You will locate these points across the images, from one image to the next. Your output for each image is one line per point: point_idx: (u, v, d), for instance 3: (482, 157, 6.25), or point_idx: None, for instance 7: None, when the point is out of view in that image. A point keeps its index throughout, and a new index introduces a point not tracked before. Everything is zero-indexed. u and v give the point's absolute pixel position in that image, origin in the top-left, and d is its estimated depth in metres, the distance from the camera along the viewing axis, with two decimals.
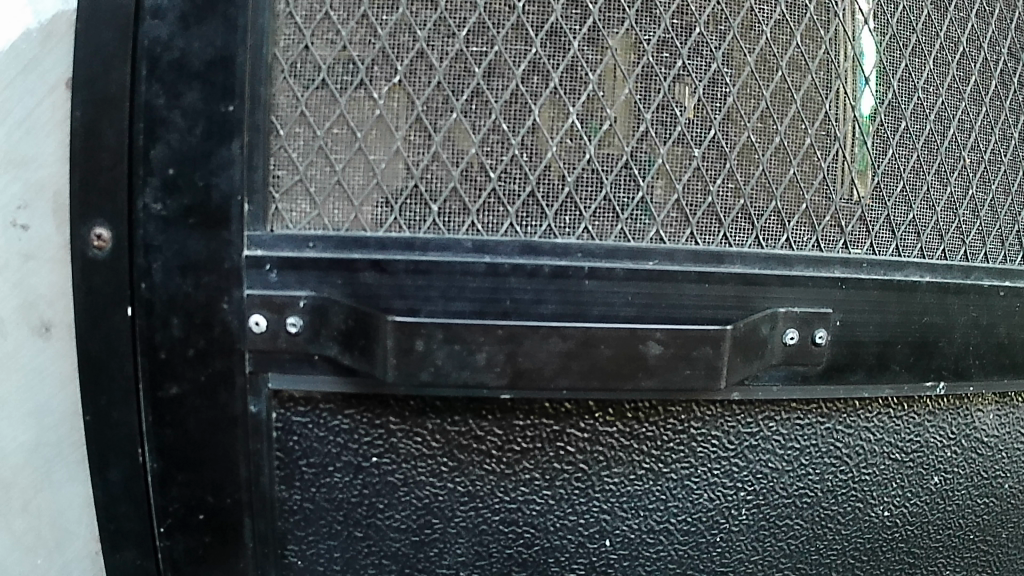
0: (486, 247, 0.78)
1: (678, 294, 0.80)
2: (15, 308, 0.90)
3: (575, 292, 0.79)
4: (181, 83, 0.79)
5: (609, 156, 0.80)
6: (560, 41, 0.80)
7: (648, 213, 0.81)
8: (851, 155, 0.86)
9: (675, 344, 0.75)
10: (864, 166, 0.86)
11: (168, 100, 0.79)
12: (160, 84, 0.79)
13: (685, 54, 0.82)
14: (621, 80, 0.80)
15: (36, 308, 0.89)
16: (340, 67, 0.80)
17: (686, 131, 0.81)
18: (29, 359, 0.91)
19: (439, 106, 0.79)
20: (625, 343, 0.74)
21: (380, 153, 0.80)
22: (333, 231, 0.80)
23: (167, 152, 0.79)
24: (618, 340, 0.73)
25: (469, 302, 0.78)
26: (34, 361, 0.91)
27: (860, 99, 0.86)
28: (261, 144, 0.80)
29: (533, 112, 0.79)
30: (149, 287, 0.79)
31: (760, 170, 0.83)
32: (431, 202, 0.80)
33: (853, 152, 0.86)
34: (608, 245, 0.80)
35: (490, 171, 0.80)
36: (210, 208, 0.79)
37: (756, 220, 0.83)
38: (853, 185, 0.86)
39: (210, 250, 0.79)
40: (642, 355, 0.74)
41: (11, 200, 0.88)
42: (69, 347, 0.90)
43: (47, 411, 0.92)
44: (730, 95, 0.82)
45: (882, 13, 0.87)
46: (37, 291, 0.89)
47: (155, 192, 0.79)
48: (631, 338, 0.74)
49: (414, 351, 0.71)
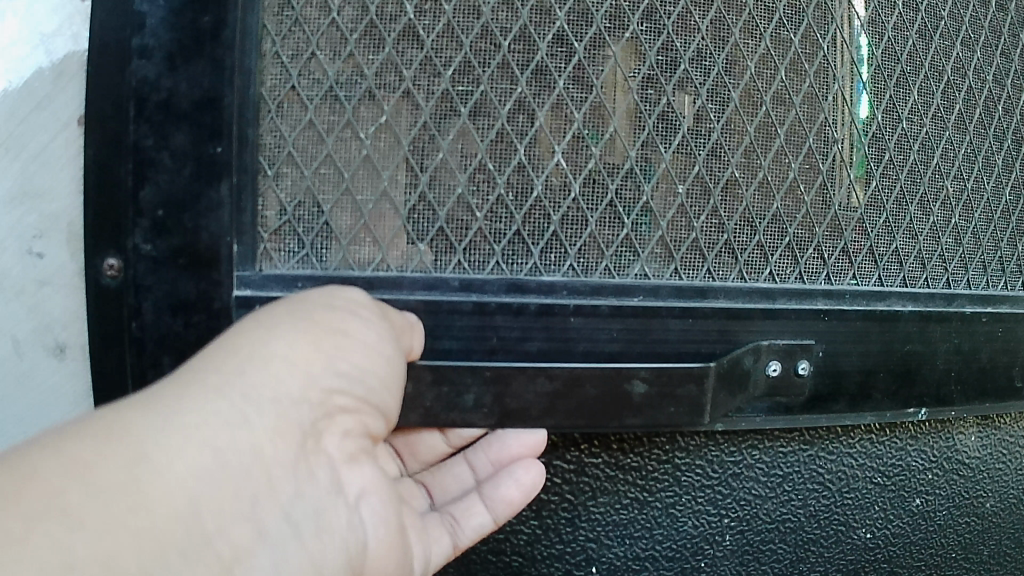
0: (473, 286, 0.80)
1: (663, 329, 0.82)
2: (29, 332, 0.88)
3: (562, 330, 0.80)
4: (170, 123, 0.79)
5: (594, 194, 0.81)
6: (546, 79, 0.80)
7: (648, 225, 0.82)
8: (850, 160, 0.88)
9: (658, 382, 0.78)
10: (863, 169, 0.88)
11: (157, 140, 0.79)
12: (148, 124, 0.79)
13: (670, 90, 0.82)
14: (606, 118, 0.81)
15: (49, 333, 0.88)
16: (327, 106, 0.81)
17: (670, 167, 0.82)
18: (44, 380, 0.89)
19: (427, 144, 0.80)
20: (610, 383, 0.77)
21: (368, 193, 0.81)
22: (321, 271, 0.81)
23: (157, 192, 0.79)
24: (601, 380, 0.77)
25: (457, 339, 0.79)
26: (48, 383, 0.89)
27: (858, 104, 0.88)
28: (250, 184, 0.81)
29: (519, 151, 0.80)
30: (141, 323, 0.81)
31: (744, 206, 0.84)
32: (418, 242, 0.81)
33: (851, 158, 0.88)
34: (593, 281, 0.81)
35: (475, 209, 0.80)
36: (199, 249, 0.79)
37: (739, 254, 0.84)
38: (853, 187, 0.88)
39: (200, 291, 0.80)
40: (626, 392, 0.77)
41: (25, 229, 0.86)
42: (82, 372, 0.89)
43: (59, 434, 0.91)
44: (715, 131, 0.83)
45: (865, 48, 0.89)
46: (51, 316, 0.88)
47: (144, 232, 0.80)
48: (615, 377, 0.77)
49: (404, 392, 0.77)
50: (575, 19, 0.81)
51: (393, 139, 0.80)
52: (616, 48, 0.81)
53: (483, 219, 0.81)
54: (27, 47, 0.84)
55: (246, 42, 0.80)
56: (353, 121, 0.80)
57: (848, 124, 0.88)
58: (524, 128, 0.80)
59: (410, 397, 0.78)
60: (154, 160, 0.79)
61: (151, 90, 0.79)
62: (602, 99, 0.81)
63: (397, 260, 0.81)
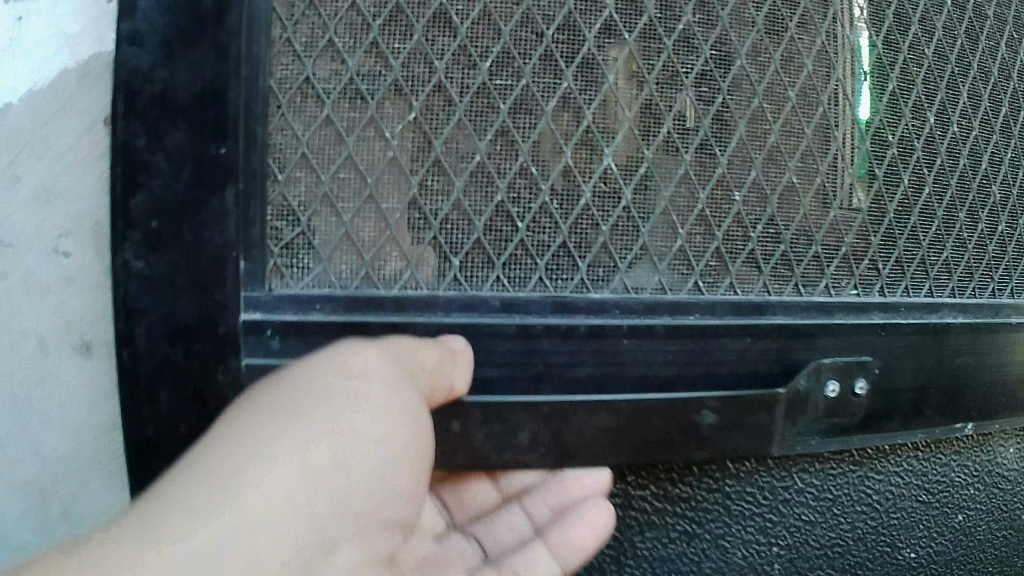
0: (516, 306, 0.71)
1: (719, 349, 0.75)
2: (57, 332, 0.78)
3: (614, 353, 0.72)
4: (165, 122, 0.69)
5: (646, 202, 0.73)
6: (593, 73, 0.72)
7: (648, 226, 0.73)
8: (850, 162, 0.80)
9: (728, 410, 0.75)
10: (863, 171, 0.80)
11: (149, 141, 0.69)
12: (141, 123, 0.69)
13: (725, 88, 0.75)
14: (659, 119, 0.73)
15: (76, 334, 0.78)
16: (347, 102, 0.71)
17: (726, 173, 0.75)
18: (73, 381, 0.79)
19: (461, 146, 0.71)
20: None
21: (394, 201, 0.71)
22: (341, 290, 0.71)
23: (150, 201, 0.70)
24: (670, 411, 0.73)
25: (498, 368, 0.71)
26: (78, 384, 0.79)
27: (860, 103, 0.80)
28: (259, 191, 0.71)
29: (565, 153, 0.72)
30: (134, 352, 0.71)
31: (801, 214, 0.78)
32: (452, 255, 0.71)
33: (851, 161, 0.80)
34: (646, 299, 0.73)
35: (516, 220, 0.72)
36: (201, 266, 0.70)
37: (795, 266, 0.78)
38: (852, 192, 0.80)
39: (203, 316, 0.70)
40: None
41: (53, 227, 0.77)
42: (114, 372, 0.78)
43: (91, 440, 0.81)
44: (772, 132, 0.76)
45: (917, 45, 0.84)
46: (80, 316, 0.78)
47: (136, 246, 0.70)
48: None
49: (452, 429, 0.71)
50: (625, 8, 0.73)
51: (422, 140, 0.71)
52: (668, 41, 0.74)
53: (526, 229, 0.72)
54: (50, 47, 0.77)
55: (254, 26, 0.70)
56: (377, 119, 0.71)
57: (901, 124, 0.82)
58: (570, 128, 0.72)
59: (459, 434, 0.71)
60: (148, 164, 0.70)
61: (144, 84, 0.69)
62: (654, 97, 0.73)
63: (428, 277, 0.72)
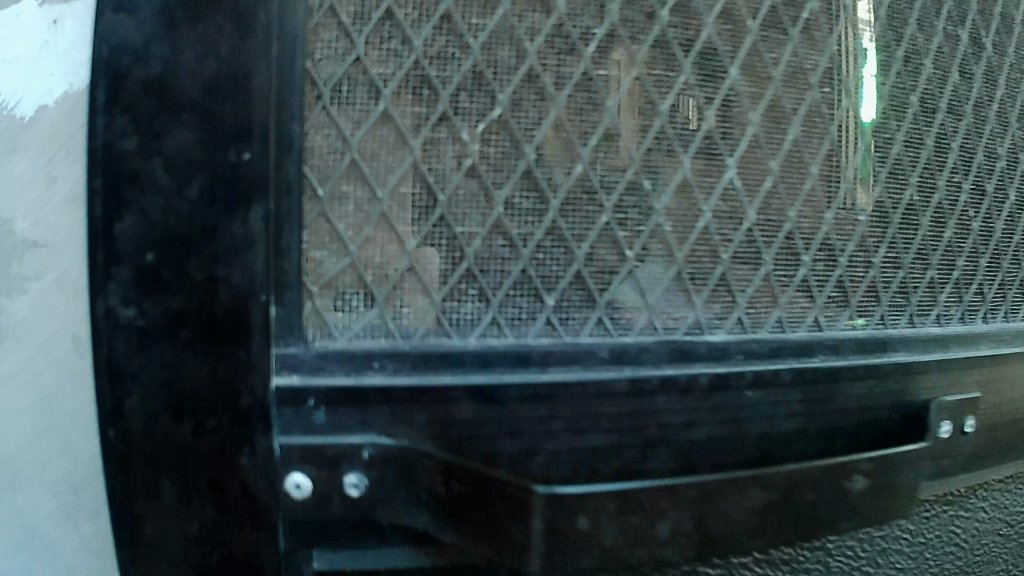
0: (625, 356, 0.57)
1: (843, 396, 0.63)
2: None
3: (734, 407, 0.60)
4: (165, 120, 0.51)
5: (770, 223, 0.61)
6: (713, 65, 0.59)
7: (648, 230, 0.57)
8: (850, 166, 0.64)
9: (879, 472, 0.60)
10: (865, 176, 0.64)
11: (143, 144, 0.51)
12: (131, 120, 0.51)
13: (849, 90, 0.63)
14: (784, 124, 0.61)
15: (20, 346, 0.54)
16: (410, 92, 0.54)
17: (850, 189, 0.64)
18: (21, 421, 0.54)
19: (558, 153, 0.56)
20: (829, 483, 0.58)
21: (472, 223, 0.55)
22: (404, 342, 0.55)
23: (144, 227, 0.52)
24: (822, 480, 0.57)
25: (605, 434, 0.57)
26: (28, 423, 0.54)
27: (861, 96, 0.64)
28: (295, 211, 0.53)
29: (684, 164, 0.58)
30: (125, 432, 0.52)
31: (921, 234, 0.67)
32: (545, 293, 0.56)
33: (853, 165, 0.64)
34: (767, 340, 0.61)
35: (626, 248, 0.57)
36: (216, 314, 0.52)
37: (913, 295, 0.67)
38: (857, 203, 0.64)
39: (221, 380, 0.52)
40: (845, 489, 0.58)
41: None
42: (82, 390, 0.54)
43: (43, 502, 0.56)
44: (896, 139, 0.65)
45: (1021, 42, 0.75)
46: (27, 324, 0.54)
47: (123, 288, 0.52)
48: (836, 473, 0.58)
49: (578, 530, 0.51)
50: None
51: (510, 144, 0.55)
52: (792, 31, 0.61)
53: (636, 259, 0.57)
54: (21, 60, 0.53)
55: None
56: (452, 116, 0.54)
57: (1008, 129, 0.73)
58: (688, 133, 0.58)
59: (587, 535, 0.52)
60: (141, 176, 0.51)
61: (138, 65, 0.51)
62: (779, 98, 0.60)
63: (514, 322, 0.56)
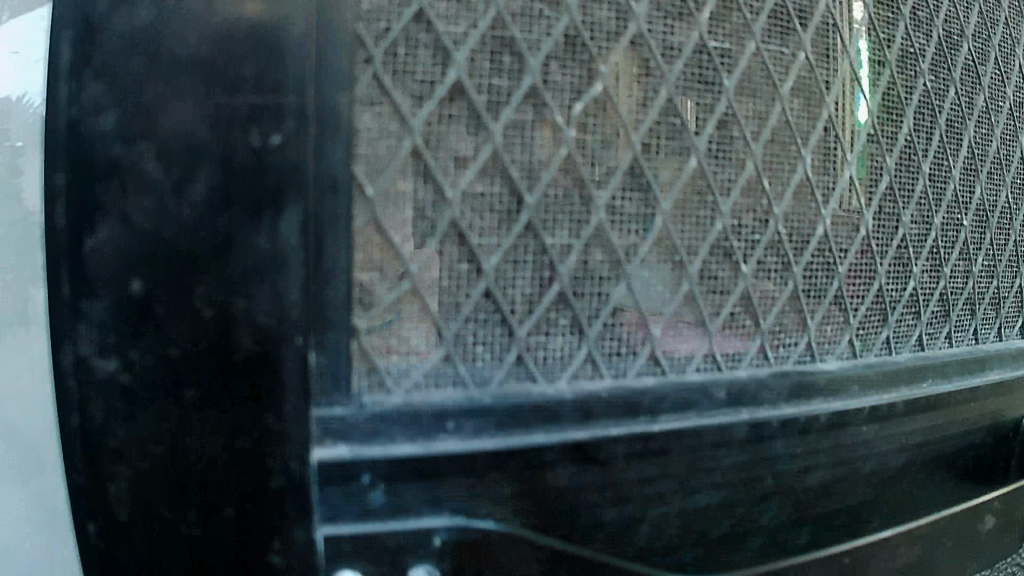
0: (738, 395, 0.47)
1: (948, 427, 0.55)
2: None
3: (849, 448, 0.50)
4: (154, 91, 0.37)
5: (884, 230, 0.51)
6: (832, 39, 0.48)
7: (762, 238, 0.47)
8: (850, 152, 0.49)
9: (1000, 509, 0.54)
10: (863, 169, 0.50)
11: (124, 124, 0.37)
12: (108, 90, 0.37)
13: (953, 70, 0.53)
14: (898, 115, 0.51)
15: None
16: (487, 58, 0.41)
17: (959, 187, 0.54)
18: None
19: (665, 143, 0.44)
20: (960, 527, 0.51)
21: (565, 233, 0.43)
22: (479, 390, 0.42)
23: (125, 239, 0.37)
24: (956, 525, 0.51)
25: (719, 490, 0.46)
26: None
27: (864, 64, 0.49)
28: (341, 219, 0.39)
29: (804, 160, 0.48)
30: (111, 523, 0.39)
31: (1014, 237, 0.59)
32: (651, 321, 0.45)
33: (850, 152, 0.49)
34: (878, 367, 0.52)
35: (739, 261, 0.47)
36: (236, 363, 0.38)
37: (1002, 307, 0.59)
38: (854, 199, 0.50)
39: (244, 455, 0.38)
40: (975, 530, 0.53)
41: None
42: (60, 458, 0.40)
43: None
44: (998, 130, 0.57)
45: None
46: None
47: (101, 326, 0.38)
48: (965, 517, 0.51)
49: None
50: None
51: (613, 132, 0.43)
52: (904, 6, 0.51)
53: (751, 274, 0.47)
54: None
55: None
56: (542, 92, 0.41)
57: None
58: (807, 124, 0.48)
59: None
60: (122, 170, 0.37)
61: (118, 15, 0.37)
62: (896, 83, 0.51)
63: (613, 359, 0.45)
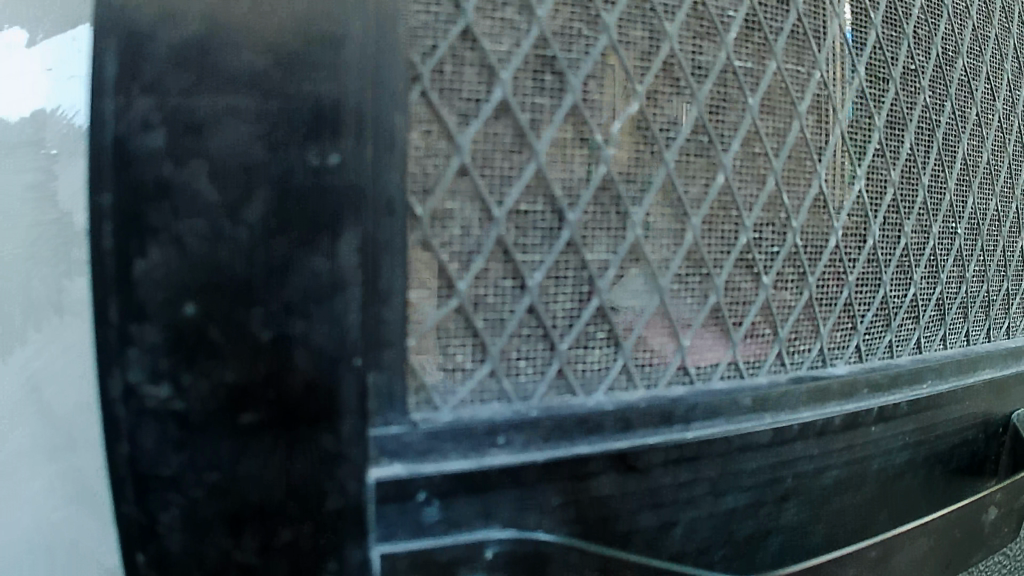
0: (762, 402, 0.49)
1: (946, 423, 0.58)
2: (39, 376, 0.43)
3: (860, 447, 0.53)
4: (207, 108, 0.36)
5: (889, 241, 0.54)
6: (844, 58, 0.50)
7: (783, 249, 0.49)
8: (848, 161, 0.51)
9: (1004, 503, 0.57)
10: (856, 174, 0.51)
11: (174, 145, 0.36)
12: (158, 108, 0.36)
13: (949, 86, 0.56)
14: (900, 129, 0.53)
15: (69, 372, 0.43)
16: (530, 77, 0.41)
17: (955, 197, 0.57)
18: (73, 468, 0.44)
19: (691, 159, 0.46)
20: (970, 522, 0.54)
21: (604, 250, 0.44)
22: (524, 403, 0.43)
23: (178, 264, 0.37)
24: (966, 520, 0.53)
25: (746, 492, 0.49)
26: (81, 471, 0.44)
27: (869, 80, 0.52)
28: (397, 241, 0.39)
29: (819, 175, 0.50)
30: (163, 552, 0.39)
31: (1001, 244, 0.62)
32: (683, 333, 0.46)
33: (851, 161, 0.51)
34: (883, 370, 0.54)
35: (761, 272, 0.48)
36: (291, 392, 0.38)
37: (992, 310, 0.63)
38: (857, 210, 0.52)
39: (302, 479, 0.38)
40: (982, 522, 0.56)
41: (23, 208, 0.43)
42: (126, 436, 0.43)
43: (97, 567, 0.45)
44: (988, 142, 0.60)
45: None
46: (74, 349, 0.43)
47: (151, 354, 0.38)
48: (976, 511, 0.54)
49: None
50: None
51: (644, 149, 0.44)
52: (904, 28, 0.53)
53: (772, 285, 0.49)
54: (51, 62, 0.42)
55: None
56: (583, 110, 0.42)
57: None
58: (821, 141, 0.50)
59: None
60: (173, 192, 0.36)
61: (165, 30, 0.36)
62: (899, 100, 0.53)
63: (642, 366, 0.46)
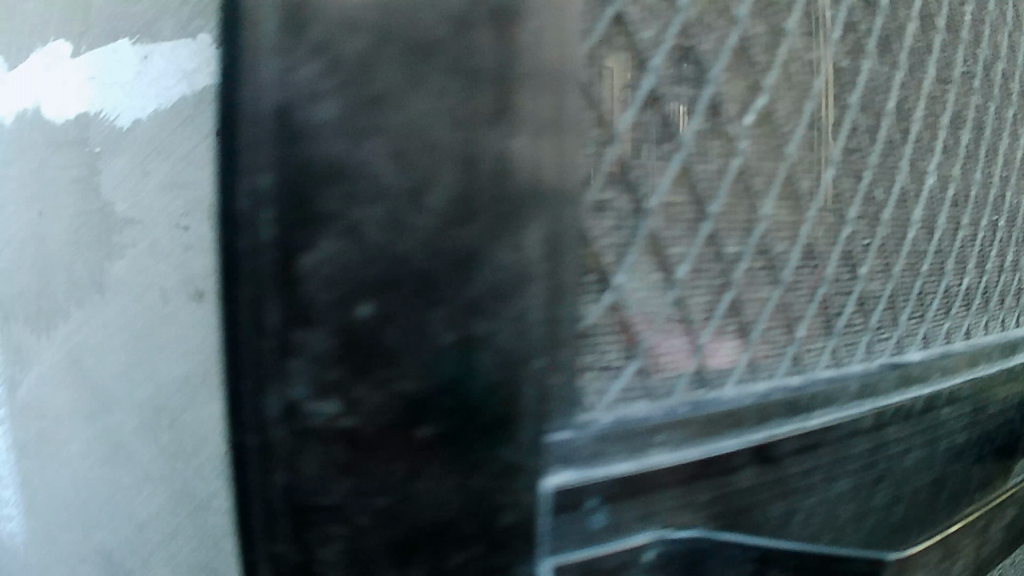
0: (866, 389, 0.55)
1: (982, 402, 0.66)
2: (143, 324, 0.53)
3: (931, 424, 0.61)
4: (391, 88, 0.36)
5: (942, 244, 0.61)
6: (915, 70, 0.57)
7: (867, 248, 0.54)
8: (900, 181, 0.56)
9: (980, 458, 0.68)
10: (908, 198, 0.57)
11: (347, 119, 0.36)
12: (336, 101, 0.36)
13: (977, 98, 0.63)
14: (953, 143, 0.60)
15: (172, 317, 0.51)
16: (675, 69, 0.44)
17: (982, 198, 0.65)
18: (165, 399, 0.53)
19: (774, 161, 0.49)
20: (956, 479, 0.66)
21: (734, 240, 0.47)
22: (672, 402, 0.47)
23: (356, 259, 0.37)
24: (951, 478, 0.65)
25: (846, 476, 0.55)
26: (171, 400, 0.52)
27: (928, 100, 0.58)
28: (575, 245, 0.41)
29: (901, 177, 0.56)
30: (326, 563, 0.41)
31: (1013, 240, 0.70)
32: (795, 329, 0.51)
33: (914, 183, 0.57)
34: (938, 358, 0.61)
35: (859, 265, 0.54)
36: (479, 404, 0.39)
37: (1006, 299, 0.71)
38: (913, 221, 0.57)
39: (479, 484, 0.40)
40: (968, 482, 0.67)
41: (139, 184, 0.52)
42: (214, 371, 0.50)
43: (186, 482, 0.53)
44: (1007, 147, 0.67)
45: None
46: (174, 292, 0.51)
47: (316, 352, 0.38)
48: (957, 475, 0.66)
49: None
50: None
51: (745, 149, 0.47)
52: (933, 50, 0.58)
53: (832, 281, 0.52)
54: (126, 74, 0.53)
55: None
56: (720, 102, 0.46)
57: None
58: (861, 152, 0.54)
59: None
60: (351, 176, 0.37)
61: (344, 36, 0.36)
62: (932, 114, 0.58)
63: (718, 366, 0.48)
